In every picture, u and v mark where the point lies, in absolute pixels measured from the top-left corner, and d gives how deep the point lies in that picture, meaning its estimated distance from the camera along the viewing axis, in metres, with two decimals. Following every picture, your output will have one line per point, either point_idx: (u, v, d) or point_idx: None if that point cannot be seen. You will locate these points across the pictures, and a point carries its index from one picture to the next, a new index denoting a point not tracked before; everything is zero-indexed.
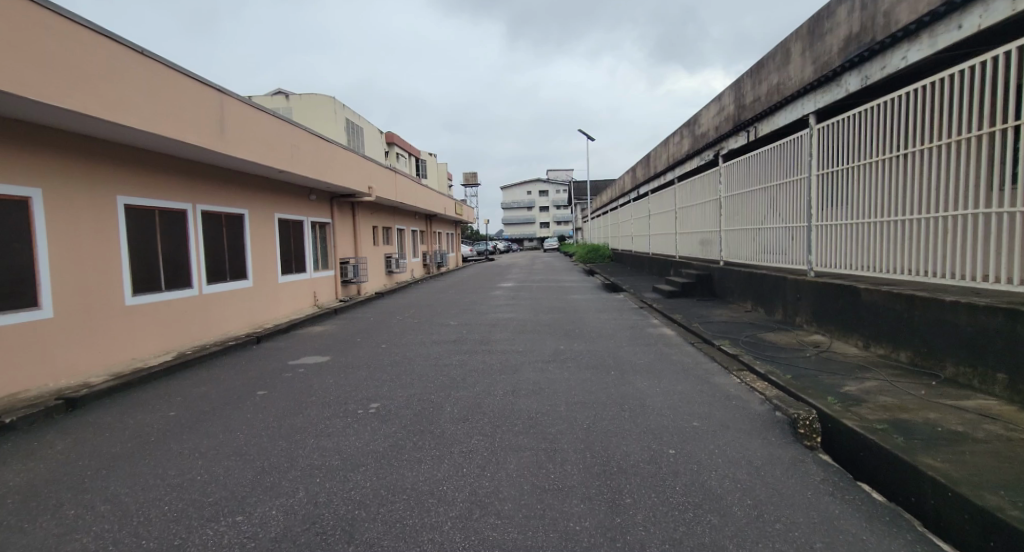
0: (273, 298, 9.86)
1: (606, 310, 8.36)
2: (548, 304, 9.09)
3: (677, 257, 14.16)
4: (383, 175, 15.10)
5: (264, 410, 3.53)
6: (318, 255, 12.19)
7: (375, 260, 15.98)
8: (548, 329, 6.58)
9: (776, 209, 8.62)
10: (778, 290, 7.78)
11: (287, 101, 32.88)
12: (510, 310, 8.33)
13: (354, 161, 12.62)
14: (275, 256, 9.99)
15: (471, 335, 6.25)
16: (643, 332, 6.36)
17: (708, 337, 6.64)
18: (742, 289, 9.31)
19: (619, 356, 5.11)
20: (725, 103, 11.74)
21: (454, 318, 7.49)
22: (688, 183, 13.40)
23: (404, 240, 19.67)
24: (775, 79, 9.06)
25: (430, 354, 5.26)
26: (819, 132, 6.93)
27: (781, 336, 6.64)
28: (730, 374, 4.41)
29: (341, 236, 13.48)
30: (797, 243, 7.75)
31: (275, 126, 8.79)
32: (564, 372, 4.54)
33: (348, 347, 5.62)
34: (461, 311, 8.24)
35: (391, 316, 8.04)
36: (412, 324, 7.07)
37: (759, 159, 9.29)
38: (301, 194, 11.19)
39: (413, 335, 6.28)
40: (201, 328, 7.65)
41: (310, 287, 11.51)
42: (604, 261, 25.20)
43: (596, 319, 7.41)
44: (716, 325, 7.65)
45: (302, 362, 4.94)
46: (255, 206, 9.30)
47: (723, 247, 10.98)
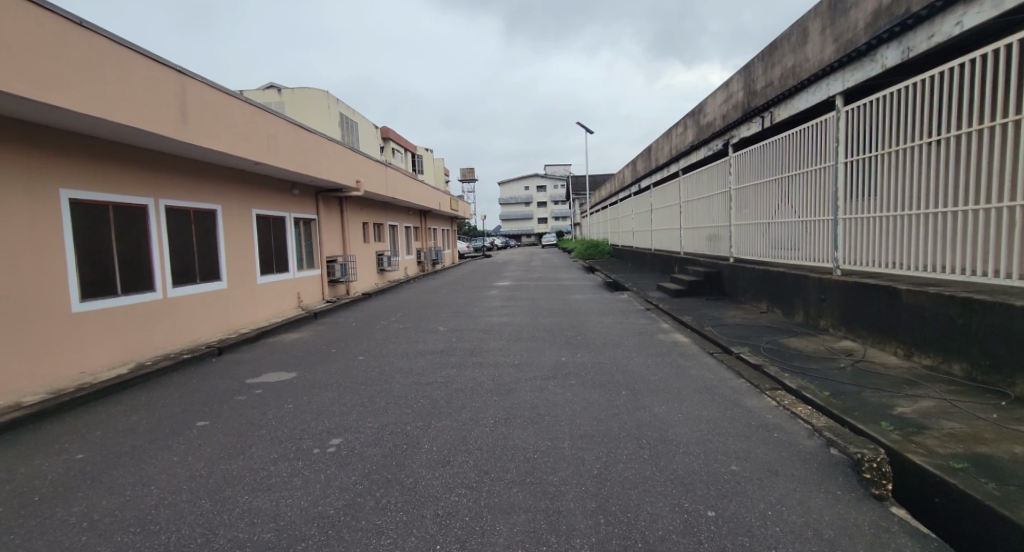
0: (251, 300, 9.18)
1: (611, 313, 7.69)
2: (547, 306, 8.42)
3: (682, 253, 13.50)
4: (372, 169, 14.39)
5: (196, 451, 2.84)
6: (302, 253, 11.48)
7: (365, 258, 15.29)
8: (547, 337, 5.91)
9: (793, 201, 7.94)
10: (798, 290, 7.13)
11: (279, 95, 32.07)
12: (505, 314, 7.66)
13: (340, 154, 11.92)
14: (253, 256, 9.30)
15: (462, 344, 5.59)
16: (653, 340, 5.70)
17: (724, 344, 5.99)
18: (756, 288, 8.66)
19: (628, 371, 4.45)
20: (733, 91, 11.03)
21: (443, 324, 6.82)
22: (694, 175, 12.72)
23: (397, 237, 19.00)
24: (791, 62, 8.35)
25: (413, 369, 4.59)
26: (847, 115, 6.24)
27: (805, 342, 6.00)
28: (761, 393, 3.75)
29: (328, 233, 12.78)
30: (819, 239, 7.09)
31: (248, 113, 8.08)
32: (566, 393, 3.88)
33: (320, 360, 4.95)
34: (453, 315, 7.58)
35: (376, 320, 7.38)
36: (397, 331, 6.41)
37: (774, 147, 8.58)
38: (282, 188, 10.44)
39: (396, 344, 5.61)
40: (166, 336, 6.97)
41: (294, 287, 10.84)
42: (604, 257, 24.53)
43: (600, 324, 6.73)
44: (730, 329, 7.00)
45: (263, 379, 4.26)
46: (228, 201, 8.58)
47: (733, 243, 10.31)
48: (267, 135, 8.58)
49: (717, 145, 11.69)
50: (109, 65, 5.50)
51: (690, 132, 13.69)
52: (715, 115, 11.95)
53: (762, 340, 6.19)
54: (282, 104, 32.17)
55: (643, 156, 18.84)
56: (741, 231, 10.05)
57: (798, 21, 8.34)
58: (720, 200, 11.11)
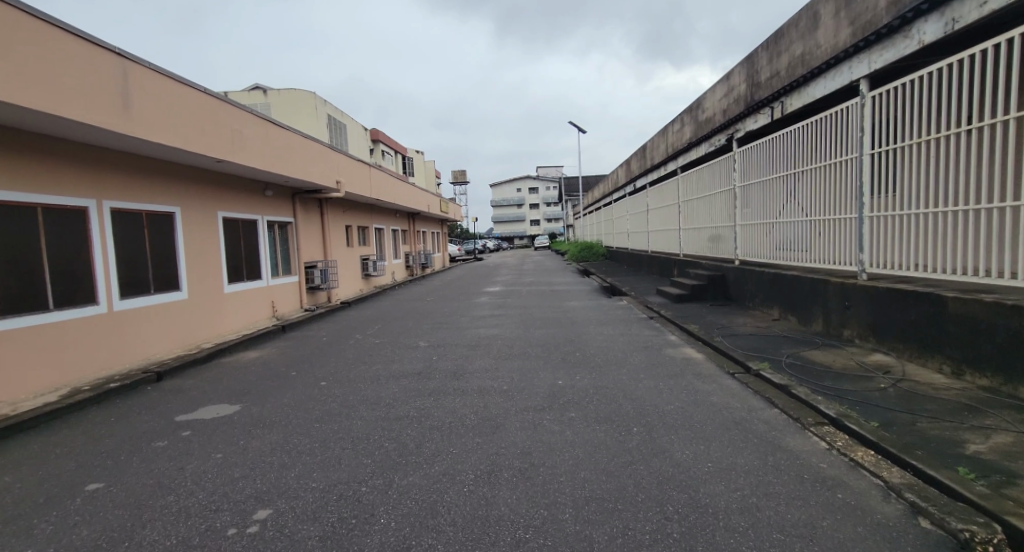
0: (217, 311, 8.40)
1: (612, 323, 6.99)
2: (541, 316, 7.71)
3: (682, 256, 12.88)
4: (354, 169, 13.63)
5: (64, 536, 2.07)
6: (277, 259, 10.70)
7: (348, 263, 14.52)
8: (541, 354, 5.20)
9: (806, 199, 7.29)
10: (817, 296, 6.49)
11: (264, 97, 31.13)
12: (494, 326, 6.94)
13: (317, 153, 11.14)
14: (219, 263, 8.51)
15: (444, 364, 4.87)
16: (661, 356, 5.01)
17: (739, 357, 5.33)
18: (766, 293, 8.02)
19: (638, 398, 3.75)
20: (735, 83, 10.40)
21: (426, 339, 6.09)
22: (694, 174, 12.10)
23: (383, 241, 18.24)
24: (799, 49, 7.72)
25: (383, 399, 3.86)
26: (871, 101, 5.59)
27: (830, 355, 5.34)
28: (804, 431, 3.07)
29: (307, 237, 12.02)
30: (839, 240, 6.45)
31: (208, 105, 7.32)
32: (566, 431, 3.17)
33: (275, 387, 4.19)
34: (437, 328, 6.85)
35: (351, 333, 6.65)
36: (372, 348, 5.65)
37: (784, 141, 7.93)
38: (251, 188, 9.64)
39: (368, 365, 4.87)
40: (112, 356, 6.17)
41: (268, 296, 10.06)
42: (599, 260, 23.91)
43: (601, 337, 6.02)
44: (742, 339, 6.36)
45: (197, 414, 3.50)
46: (189, 203, 7.78)
47: (739, 245, 9.70)
48: (230, 130, 7.83)
49: (718, 142, 11.08)
50: (32, 43, 4.72)
51: (688, 129, 13.08)
52: (715, 110, 11.33)
53: (782, 353, 5.54)
54: (266, 105, 31.19)
55: (639, 155, 18.23)
56: (747, 232, 9.44)
57: (806, 5, 7.71)
58: (724, 199, 10.51)
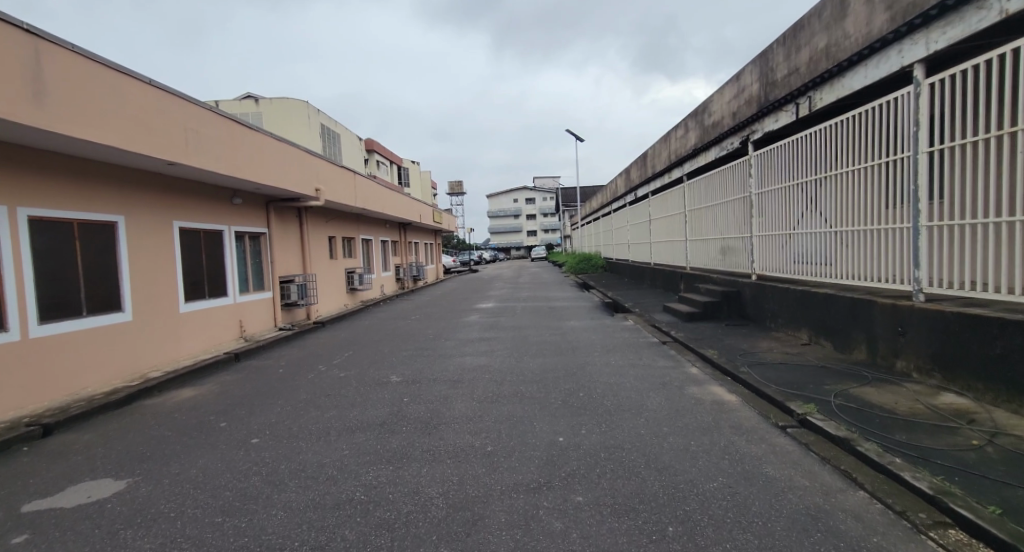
0: (173, 333, 7.44)
1: (619, 349, 6.04)
2: (537, 339, 6.78)
3: (689, 270, 12.00)
4: (337, 177, 12.72)
5: None
6: (247, 274, 9.73)
7: (330, 277, 13.59)
8: (537, 395, 4.23)
9: (839, 207, 6.41)
10: (858, 320, 5.57)
11: (255, 105, 30.32)
12: (484, 353, 5.98)
13: (292, 158, 10.20)
14: (174, 279, 7.54)
15: (416, 410, 3.90)
16: (685, 398, 4.06)
17: (778, 399, 4.40)
18: (791, 313, 7.11)
19: (666, 468, 2.79)
20: (747, 84, 9.56)
21: (401, 372, 5.11)
22: (703, 182, 11.26)
23: (371, 253, 17.33)
24: (823, 41, 6.88)
25: (324, 468, 2.88)
26: (929, 89, 4.67)
27: (886, 393, 4.39)
28: (911, 532, 2.11)
29: (283, 249, 11.08)
30: (885, 253, 5.54)
31: (152, 98, 6.40)
32: (571, 530, 2.21)
33: (189, 447, 3.19)
34: (416, 356, 5.88)
35: (316, 362, 5.67)
36: (333, 385, 4.67)
37: (811, 142, 7.07)
38: (214, 195, 8.69)
39: (321, 411, 3.89)
40: (24, 393, 5.16)
41: (235, 314, 9.10)
42: (598, 271, 23.15)
43: (608, 369, 5.06)
44: (773, 371, 5.42)
45: (58, 501, 2.50)
46: (135, 210, 6.85)
47: (757, 257, 8.82)
48: (183, 127, 6.90)
49: (729, 146, 10.20)
50: None
51: (693, 134, 12.29)
52: (724, 114, 10.51)
53: (827, 390, 4.58)
54: (258, 114, 30.38)
55: (639, 163, 17.45)
56: (767, 244, 8.56)
57: None
58: (739, 207, 9.62)
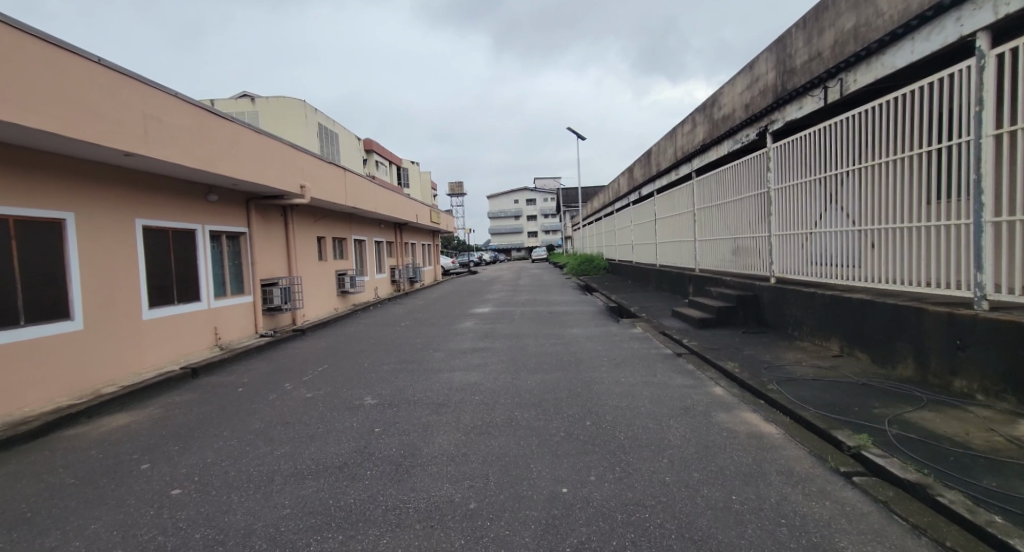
0: (136, 342, 6.78)
1: (628, 363, 5.35)
2: (536, 350, 6.10)
3: (699, 272, 11.32)
4: (324, 174, 12.02)
5: None
6: (224, 276, 9.05)
7: (318, 279, 12.91)
8: (537, 423, 3.53)
9: (874, 201, 5.71)
10: (904, 330, 4.86)
11: (252, 104, 29.72)
12: (476, 367, 5.29)
13: (272, 152, 9.50)
14: (136, 283, 6.85)
15: (387, 446, 3.19)
16: (714, 427, 3.36)
17: (821, 426, 3.70)
18: (818, 321, 6.41)
19: (707, 540, 2.08)
20: (764, 73, 8.82)
21: (377, 392, 4.41)
22: (714, 178, 10.57)
23: (364, 254, 16.66)
24: (850, 22, 6.00)
25: (250, 539, 2.16)
26: (996, 59, 3.91)
27: (951, 420, 3.67)
28: None
29: (266, 249, 10.40)
30: (936, 254, 4.83)
31: (102, 80, 5.68)
32: None
33: (86, 504, 2.49)
34: (399, 372, 5.18)
35: (284, 378, 4.97)
36: (297, 410, 3.97)
37: (841, 130, 6.34)
38: (184, 192, 7.99)
39: (272, 447, 3.19)
40: None
41: (209, 320, 8.42)
42: (598, 272, 22.55)
43: (618, 388, 4.37)
44: (808, 388, 4.72)
45: None
46: (88, 207, 6.15)
47: (776, 259, 8.14)
48: (140, 114, 6.18)
49: (742, 138, 9.48)
50: None
51: (702, 128, 11.59)
52: (737, 106, 9.78)
53: (877, 416, 3.88)
54: (254, 113, 29.76)
55: (643, 161, 16.76)
56: (787, 243, 7.87)
57: None
58: (755, 205, 8.93)
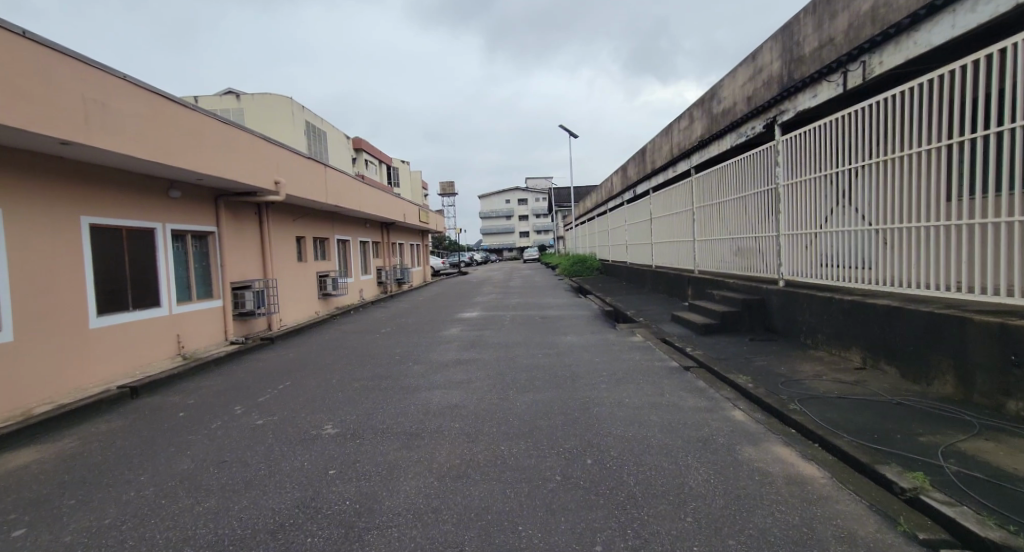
0: (80, 354, 6.06)
1: (629, 379, 4.76)
2: (527, 363, 5.50)
3: (698, 274, 10.77)
4: (303, 169, 11.32)
5: None
6: (188, 279, 8.33)
7: (297, 282, 12.19)
8: (527, 464, 2.90)
9: (906, 197, 5.19)
10: (943, 342, 4.30)
11: (237, 101, 28.82)
12: (459, 385, 4.65)
13: (243, 145, 8.80)
14: (80, 288, 6.12)
15: (339, 497, 2.55)
16: (742, 470, 2.75)
17: (863, 460, 3.13)
18: (835, 329, 5.86)
19: None
20: (769, 63, 8.21)
21: (339, 419, 3.75)
22: (716, 176, 10.03)
23: (348, 255, 15.95)
24: (866, 2, 5.40)
25: None
26: None
27: (1017, 453, 3.09)
28: None
29: (237, 250, 9.68)
30: (990, 256, 4.29)
31: (28, 56, 4.92)
32: None
33: None
34: (369, 392, 4.52)
35: (236, 399, 4.31)
36: (240, 442, 3.30)
37: (864, 120, 5.78)
38: (140, 187, 7.26)
39: (193, 500, 2.53)
40: None
41: (171, 328, 7.70)
42: (591, 274, 21.99)
43: (622, 413, 3.77)
44: (835, 409, 4.16)
45: None
46: (19, 202, 5.43)
47: (785, 261, 7.60)
48: (79, 96, 5.44)
49: (746, 132, 8.93)
50: None
51: (700, 124, 11.07)
52: (739, 100, 9.20)
53: (925, 448, 3.31)
54: (239, 110, 28.92)
55: (637, 159, 16.22)
56: (797, 244, 7.33)
57: None
58: (759, 203, 8.40)
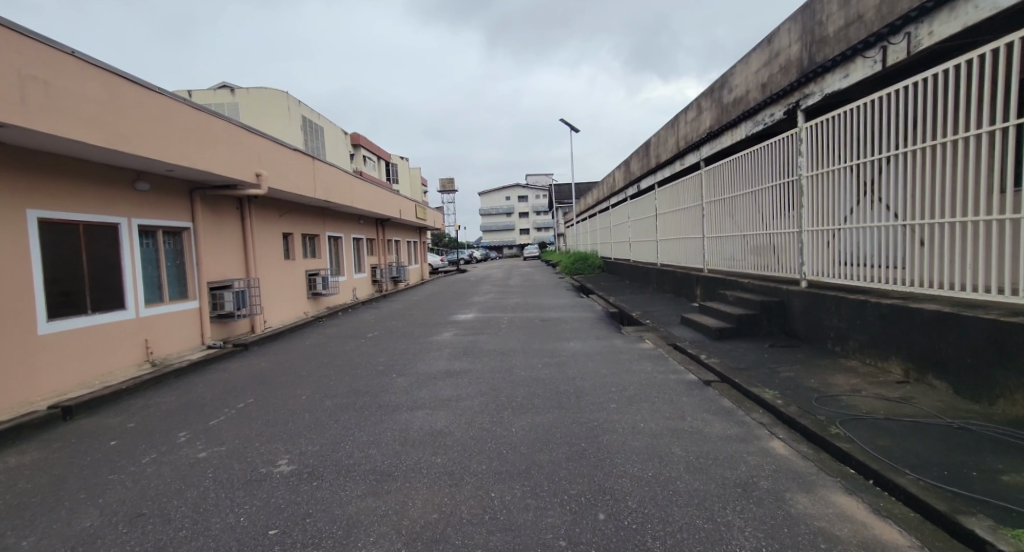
0: (26, 363, 5.43)
1: (643, 397, 4.13)
2: (525, 375, 4.87)
3: (708, 273, 10.13)
4: (288, 162, 10.67)
5: None
6: (158, 279, 7.69)
7: (284, 281, 11.55)
8: (522, 522, 2.27)
9: (958, 186, 4.54)
10: (1012, 355, 3.65)
11: (232, 95, 28.11)
12: (445, 404, 4.02)
13: (218, 134, 8.15)
14: (26, 290, 5.49)
15: None
16: (798, 533, 2.12)
17: (941, 510, 2.49)
18: (871, 336, 5.22)
19: None
20: (787, 46, 7.53)
21: (297, 451, 3.11)
22: (728, 168, 9.38)
23: (340, 252, 15.32)
24: None
25: None
26: None
27: None
28: None
29: (215, 247, 9.05)
30: None
31: None
32: None
33: None
34: (340, 413, 3.88)
35: (185, 422, 3.68)
36: (166, 487, 2.66)
37: (904, 101, 5.12)
38: (100, 177, 6.61)
39: None
40: None
41: (138, 333, 7.08)
42: (594, 272, 21.36)
43: (637, 444, 3.14)
44: (885, 435, 3.53)
45: None
46: None
47: (807, 259, 6.95)
48: (13, 73, 4.80)
49: (763, 121, 8.26)
50: None
51: (710, 114, 10.41)
52: (753, 87, 8.54)
53: (1016, 490, 2.66)
54: (233, 105, 28.25)
55: (641, 154, 15.57)
56: (820, 240, 6.68)
57: None
58: (777, 196, 7.75)
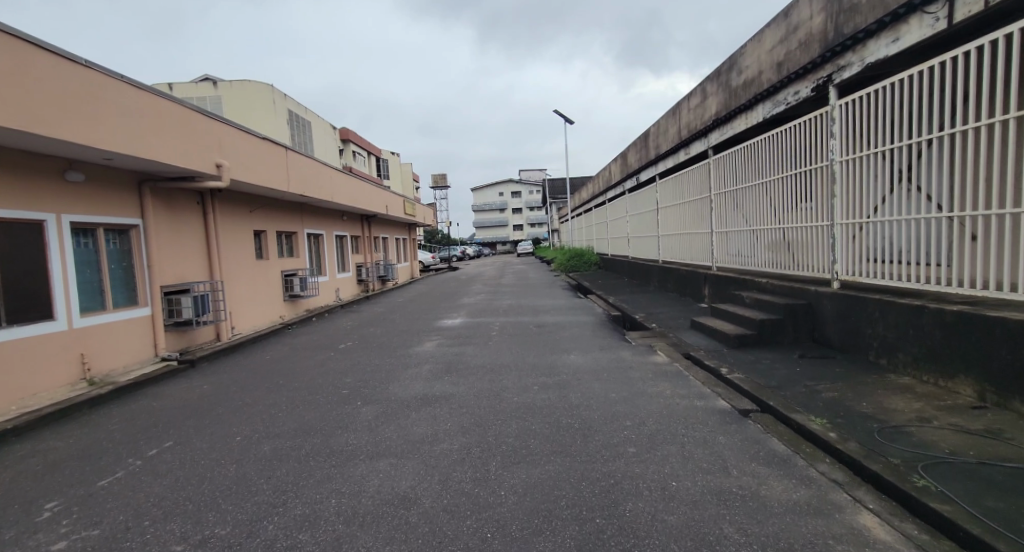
0: None
1: (666, 436, 3.25)
2: (519, 403, 3.98)
3: (718, 271, 9.28)
4: (256, 152, 9.66)
5: None
6: (99, 283, 6.72)
7: (256, 282, 10.58)
8: None
9: None
10: None
11: (213, 88, 26.97)
12: (417, 450, 3.12)
13: (168, 118, 7.16)
14: None
15: None
16: None
17: None
18: (930, 349, 4.37)
19: None
20: (808, 18, 6.64)
21: (198, 538, 2.20)
22: (740, 156, 8.50)
23: (321, 251, 14.34)
24: None
25: None
26: None
27: None
28: None
29: (171, 247, 8.07)
30: None
31: None
32: None
33: None
34: (276, 466, 2.96)
35: (67, 484, 2.78)
36: None
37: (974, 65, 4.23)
38: (20, 164, 5.63)
39: None
40: None
41: (73, 347, 6.11)
42: (591, 269, 20.53)
43: (673, 520, 2.27)
44: (991, 490, 2.68)
45: None
46: None
47: (838, 256, 6.03)
48: None
49: (783, 101, 7.37)
50: None
51: (717, 98, 9.53)
52: (768, 67, 7.68)
53: None
54: (216, 97, 27.08)
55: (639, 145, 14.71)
56: (856, 235, 5.79)
57: None
58: (800, 186, 6.87)
